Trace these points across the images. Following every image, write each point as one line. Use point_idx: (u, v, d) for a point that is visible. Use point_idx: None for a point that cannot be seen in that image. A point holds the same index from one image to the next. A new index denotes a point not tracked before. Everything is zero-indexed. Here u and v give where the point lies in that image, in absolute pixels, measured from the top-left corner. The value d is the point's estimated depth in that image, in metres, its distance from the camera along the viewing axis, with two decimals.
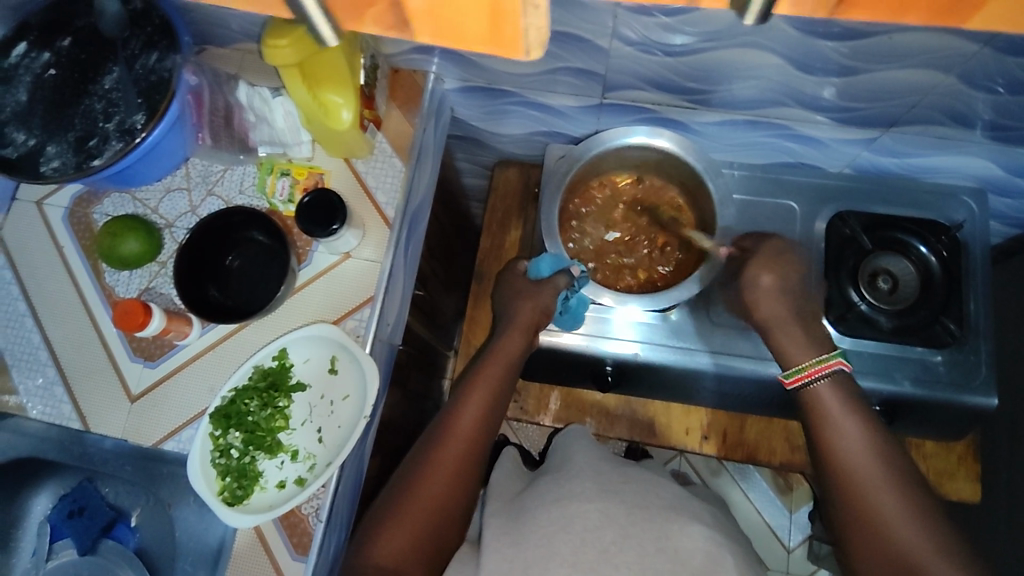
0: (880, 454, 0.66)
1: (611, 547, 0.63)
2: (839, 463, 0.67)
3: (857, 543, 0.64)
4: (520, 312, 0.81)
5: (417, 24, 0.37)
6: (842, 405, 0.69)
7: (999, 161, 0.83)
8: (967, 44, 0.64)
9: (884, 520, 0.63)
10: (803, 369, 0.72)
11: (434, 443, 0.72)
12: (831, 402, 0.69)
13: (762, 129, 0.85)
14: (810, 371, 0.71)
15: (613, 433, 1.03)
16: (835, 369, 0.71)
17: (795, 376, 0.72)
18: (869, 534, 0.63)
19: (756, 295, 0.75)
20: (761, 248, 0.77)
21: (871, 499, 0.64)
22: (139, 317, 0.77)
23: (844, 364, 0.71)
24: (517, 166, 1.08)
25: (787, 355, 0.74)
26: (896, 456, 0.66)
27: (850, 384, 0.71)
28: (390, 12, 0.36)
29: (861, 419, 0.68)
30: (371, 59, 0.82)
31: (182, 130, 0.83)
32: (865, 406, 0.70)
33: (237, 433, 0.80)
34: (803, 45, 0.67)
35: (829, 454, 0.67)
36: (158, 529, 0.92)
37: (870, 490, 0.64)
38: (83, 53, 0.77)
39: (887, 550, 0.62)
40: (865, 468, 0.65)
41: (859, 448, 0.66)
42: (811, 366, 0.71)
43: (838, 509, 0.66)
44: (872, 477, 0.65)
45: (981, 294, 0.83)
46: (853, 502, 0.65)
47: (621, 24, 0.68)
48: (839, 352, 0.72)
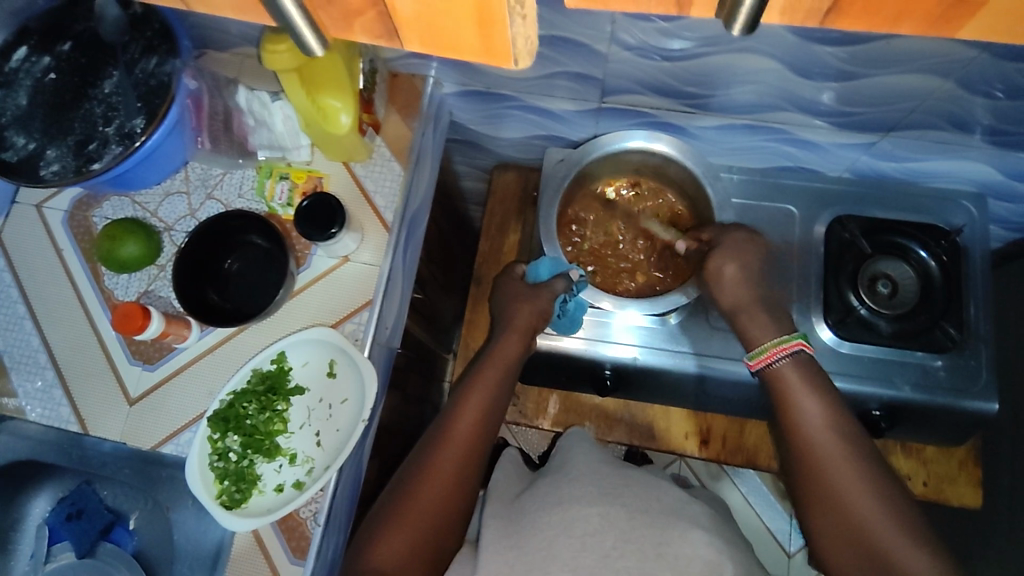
0: (847, 442, 0.66)
1: (612, 552, 0.62)
2: (808, 453, 0.66)
3: (826, 529, 0.65)
4: (516, 315, 0.80)
5: (406, 32, 0.37)
6: (806, 391, 0.68)
7: (999, 165, 0.83)
8: (965, 50, 0.63)
9: (852, 508, 0.63)
10: (767, 349, 0.71)
11: (431, 447, 0.72)
12: (797, 389, 0.69)
13: (762, 133, 0.85)
14: (773, 351, 0.70)
15: (612, 437, 1.02)
16: (798, 350, 0.70)
17: (760, 356, 0.71)
18: (837, 522, 0.64)
19: (722, 284, 0.75)
20: (725, 238, 0.77)
21: (837, 487, 0.64)
22: (137, 321, 0.77)
23: (804, 345, 0.70)
24: (516, 170, 1.08)
25: (752, 337, 0.73)
26: (861, 444, 0.66)
27: (813, 365, 0.70)
28: (378, 21, 0.36)
29: (827, 406, 0.67)
30: (369, 64, 0.82)
31: (182, 134, 0.83)
32: (831, 391, 0.69)
33: (236, 437, 0.80)
34: (802, 51, 0.67)
35: (797, 442, 0.67)
36: (156, 532, 0.92)
37: (837, 478, 0.64)
38: (83, 57, 0.78)
39: (855, 537, 0.62)
40: (832, 458, 0.65)
41: (825, 436, 0.66)
42: (773, 347, 0.70)
43: (807, 496, 0.66)
44: (839, 466, 0.65)
45: (982, 298, 0.83)
46: (820, 490, 0.65)
47: (619, 29, 0.68)
48: (800, 333, 0.71)
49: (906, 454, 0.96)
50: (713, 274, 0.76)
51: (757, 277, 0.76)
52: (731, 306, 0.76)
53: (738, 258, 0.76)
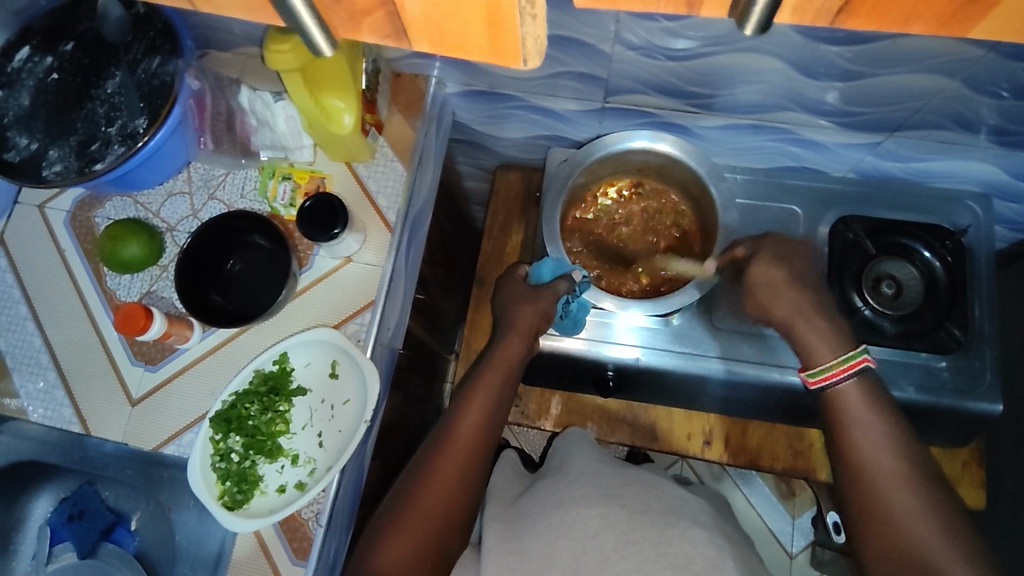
0: (898, 449, 0.64)
1: (612, 554, 0.62)
2: (854, 458, 0.65)
3: (870, 540, 0.62)
4: (520, 316, 0.80)
5: (415, 33, 0.37)
6: (859, 396, 0.67)
7: (1004, 166, 0.82)
8: (972, 49, 0.63)
9: (896, 515, 0.61)
10: (827, 369, 0.69)
11: (435, 449, 0.72)
12: (850, 393, 0.67)
13: (766, 133, 0.85)
14: (834, 371, 0.68)
15: (614, 438, 1.02)
16: (862, 367, 0.68)
17: (819, 376, 0.69)
18: (879, 530, 0.61)
19: (771, 291, 0.73)
20: (762, 247, 0.76)
21: (884, 492, 0.62)
22: (140, 321, 0.77)
23: (868, 361, 0.68)
24: (519, 170, 1.08)
25: (811, 352, 0.71)
26: (913, 453, 0.64)
27: (875, 381, 0.68)
28: (388, 21, 0.36)
29: (881, 412, 0.66)
30: (372, 64, 0.82)
31: (184, 134, 0.82)
32: (888, 402, 0.67)
33: (238, 438, 0.80)
34: (808, 50, 0.67)
35: (846, 448, 0.66)
36: (157, 533, 0.92)
37: (884, 484, 0.62)
38: (85, 58, 0.78)
39: (899, 547, 0.60)
40: (883, 465, 0.63)
41: (876, 441, 0.64)
42: (836, 367, 0.68)
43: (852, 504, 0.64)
44: (887, 473, 0.63)
45: (987, 298, 0.83)
46: (865, 495, 0.63)
47: (623, 29, 0.68)
48: (864, 349, 0.68)
49: None
50: (759, 280, 0.74)
51: (805, 275, 0.74)
52: None
53: (784, 263, 0.74)
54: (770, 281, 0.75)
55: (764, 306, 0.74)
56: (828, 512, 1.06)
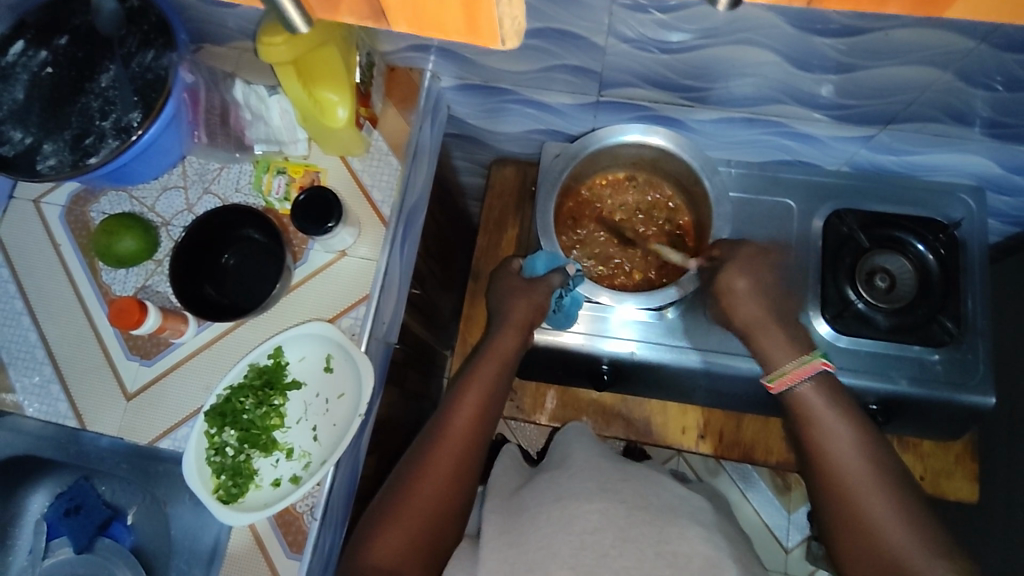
0: (870, 456, 0.66)
1: (611, 551, 0.62)
2: (827, 467, 0.66)
3: (849, 545, 0.63)
4: (515, 309, 0.80)
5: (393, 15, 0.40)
6: (825, 403, 0.68)
7: (998, 159, 0.82)
8: (964, 40, 0.63)
9: (873, 522, 0.62)
10: (784, 374, 0.71)
11: (429, 443, 0.72)
12: (813, 399, 0.69)
13: (760, 126, 0.85)
14: (794, 373, 0.70)
15: (610, 432, 1.02)
16: (818, 370, 0.70)
17: (778, 380, 0.71)
18: (854, 537, 0.63)
19: (744, 297, 0.73)
20: (737, 252, 0.75)
21: (859, 500, 0.64)
22: (134, 314, 0.77)
23: (825, 365, 0.70)
24: (515, 165, 1.08)
25: (769, 357, 0.72)
26: (884, 461, 0.65)
27: (834, 382, 0.70)
28: (366, 6, 0.39)
29: (851, 420, 0.67)
30: (366, 57, 0.82)
31: (179, 129, 0.82)
32: (853, 405, 0.69)
33: (232, 432, 0.80)
34: (800, 42, 0.67)
35: (822, 451, 0.67)
36: (153, 528, 0.92)
37: (858, 492, 0.64)
38: (80, 52, 0.77)
39: (877, 549, 0.62)
40: (856, 474, 0.65)
41: (846, 449, 0.66)
42: (793, 370, 0.70)
43: (829, 512, 0.65)
44: (860, 477, 0.65)
45: (980, 292, 0.83)
46: (841, 503, 0.65)
47: (617, 22, 0.68)
48: (819, 353, 0.70)
49: (904, 449, 0.95)
50: (724, 290, 0.74)
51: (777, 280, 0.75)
52: (729, 284, 0.74)
53: (751, 273, 0.74)
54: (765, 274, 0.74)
55: (727, 312, 0.75)
56: None
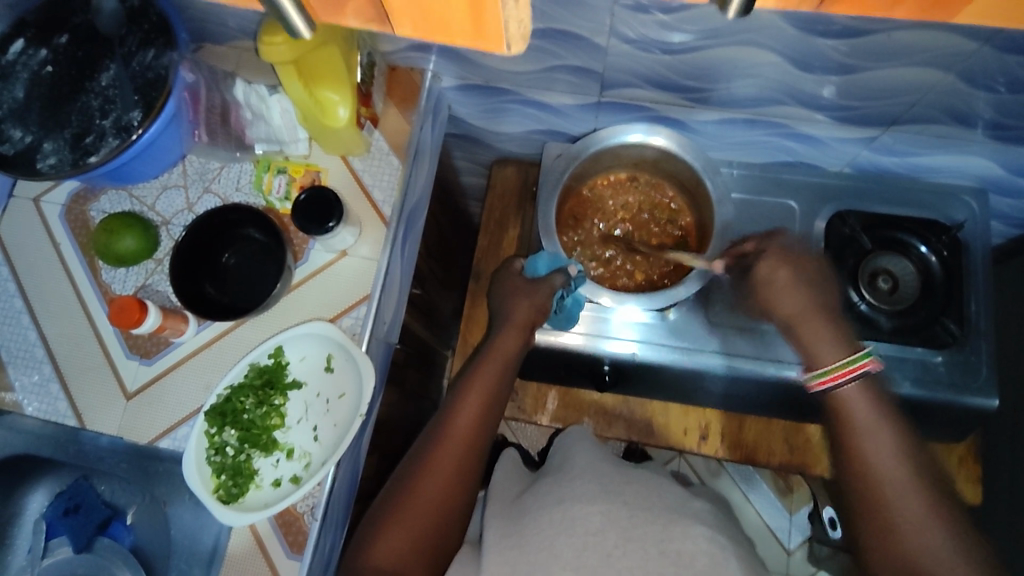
0: (908, 458, 0.64)
1: (614, 551, 0.62)
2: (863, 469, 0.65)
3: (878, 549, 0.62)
4: (516, 309, 0.80)
5: (398, 18, 0.39)
6: (864, 400, 0.67)
7: (1000, 161, 0.82)
8: (967, 42, 0.63)
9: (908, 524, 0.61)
10: (830, 371, 0.69)
11: (430, 444, 0.72)
12: (856, 398, 0.67)
13: (762, 127, 0.85)
14: (837, 373, 0.68)
15: (610, 433, 1.02)
16: (867, 369, 0.67)
17: (823, 378, 0.69)
18: (887, 540, 0.62)
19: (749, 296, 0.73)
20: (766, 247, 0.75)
21: (895, 501, 0.63)
22: (134, 314, 0.77)
23: (870, 365, 0.67)
24: (515, 165, 1.08)
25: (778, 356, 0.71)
26: (920, 462, 0.64)
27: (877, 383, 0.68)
28: (370, 8, 0.38)
29: (891, 420, 0.66)
30: (367, 57, 0.82)
31: (179, 128, 0.82)
32: (893, 405, 0.68)
33: (233, 431, 0.79)
34: (803, 44, 0.67)
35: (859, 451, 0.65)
36: (153, 527, 0.92)
37: (891, 493, 0.63)
38: (80, 51, 0.77)
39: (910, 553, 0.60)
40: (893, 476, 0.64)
41: (883, 448, 0.65)
42: (839, 369, 0.68)
43: (860, 511, 0.64)
44: (899, 478, 0.63)
45: (983, 294, 0.82)
46: (872, 505, 0.63)
47: (619, 22, 0.68)
48: (865, 352, 0.68)
49: None
50: (764, 280, 0.73)
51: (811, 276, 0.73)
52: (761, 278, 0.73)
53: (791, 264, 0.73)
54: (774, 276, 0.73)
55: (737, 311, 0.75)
56: (821, 509, 1.21)
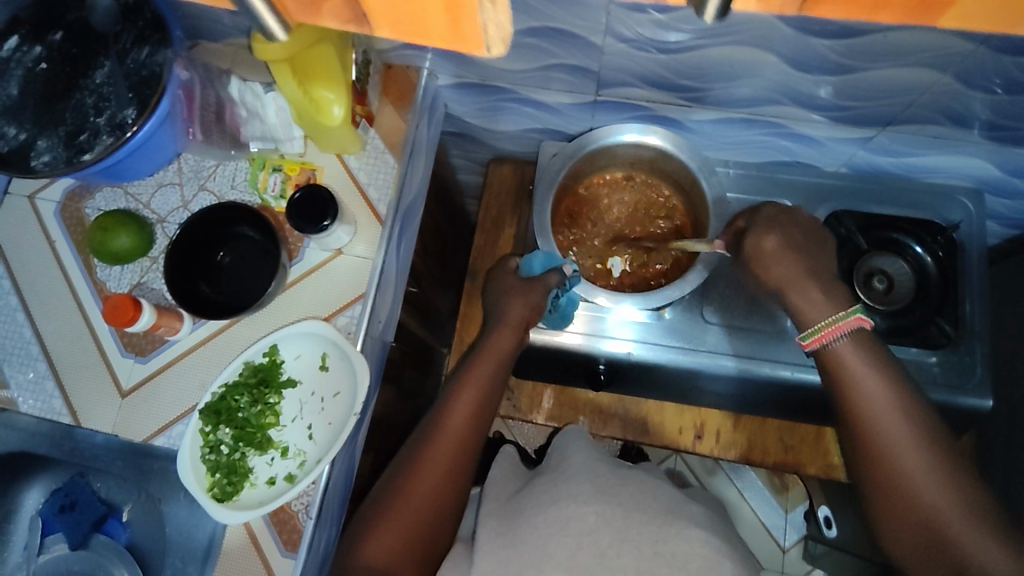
0: (908, 418, 0.63)
1: (608, 551, 0.62)
2: (865, 432, 0.64)
3: (888, 508, 0.63)
4: (511, 308, 0.80)
5: (376, 18, 0.38)
6: (873, 382, 0.65)
7: (996, 161, 0.82)
8: (963, 43, 0.63)
9: (912, 484, 0.61)
10: (819, 330, 0.67)
11: (424, 442, 0.72)
12: (851, 358, 0.66)
13: (759, 127, 0.85)
14: (826, 331, 0.67)
15: (606, 432, 1.02)
16: (854, 327, 0.66)
17: (812, 337, 0.68)
18: (895, 500, 0.62)
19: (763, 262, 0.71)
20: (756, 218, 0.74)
21: (897, 461, 0.62)
22: (128, 312, 0.77)
23: (863, 321, 0.67)
24: (512, 163, 1.08)
25: None
26: (937, 441, 0.62)
27: (871, 339, 0.67)
28: (348, 9, 0.37)
29: (888, 380, 0.65)
30: (362, 55, 0.82)
31: (173, 126, 0.82)
32: (889, 360, 0.66)
33: (227, 430, 0.79)
34: (799, 44, 0.66)
35: (861, 415, 0.64)
36: (149, 525, 0.92)
37: (903, 459, 0.62)
38: (74, 48, 0.77)
39: (917, 511, 0.61)
40: (896, 437, 0.63)
41: (893, 421, 0.63)
42: (827, 327, 0.67)
43: (865, 471, 0.64)
44: (901, 440, 0.62)
45: (978, 295, 0.83)
46: (881, 469, 0.63)
47: (615, 21, 0.68)
48: (857, 308, 0.67)
49: None
50: (755, 251, 0.72)
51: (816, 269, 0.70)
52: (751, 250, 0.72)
53: (778, 230, 0.72)
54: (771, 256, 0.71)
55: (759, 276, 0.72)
56: (817, 507, 1.21)
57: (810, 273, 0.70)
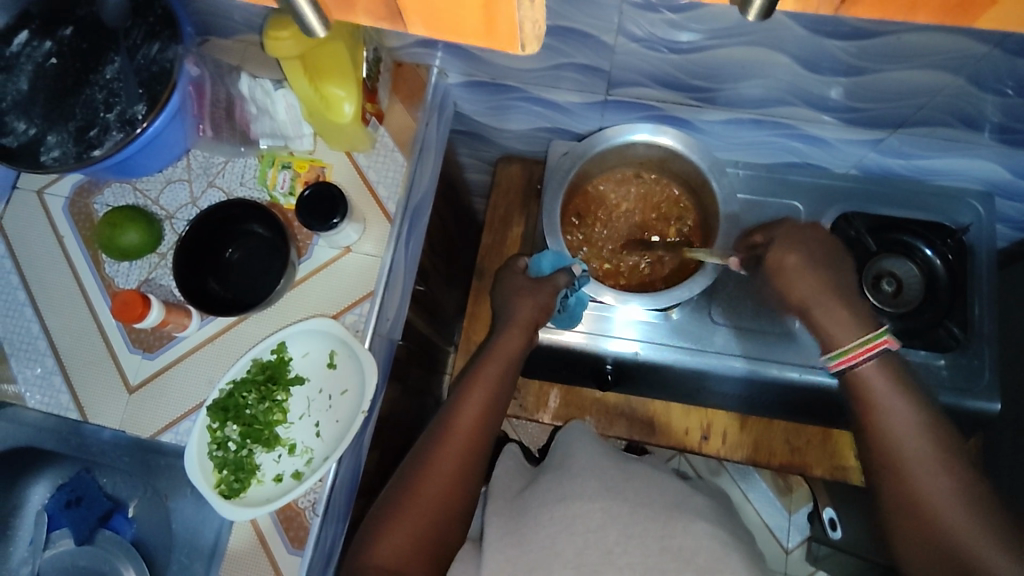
0: (937, 446, 0.62)
1: (615, 548, 0.62)
2: (891, 457, 0.63)
3: (911, 539, 0.62)
4: (519, 308, 0.80)
5: (409, 16, 0.39)
6: (896, 396, 0.64)
7: (1006, 164, 0.82)
8: (976, 45, 0.63)
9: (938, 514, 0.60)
10: (849, 350, 0.66)
11: (433, 442, 0.72)
12: (879, 382, 0.65)
13: (769, 128, 0.85)
14: (855, 353, 0.66)
15: (612, 432, 1.02)
16: (882, 348, 0.65)
17: (840, 359, 0.67)
18: (918, 530, 0.61)
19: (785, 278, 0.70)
20: (776, 234, 0.72)
21: (923, 488, 0.61)
22: (137, 308, 0.77)
23: (891, 342, 0.65)
24: (520, 162, 1.08)
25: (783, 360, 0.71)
26: (958, 454, 0.62)
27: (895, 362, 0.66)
28: (383, 7, 0.38)
29: (916, 405, 0.64)
30: (374, 53, 0.81)
31: (183, 122, 0.82)
32: (916, 385, 0.66)
33: (235, 426, 0.80)
34: (811, 45, 0.66)
35: (887, 442, 0.64)
36: (155, 520, 0.92)
37: (930, 488, 0.61)
38: (85, 43, 0.77)
39: (940, 542, 0.60)
40: (922, 463, 0.62)
41: (921, 448, 0.62)
42: (856, 348, 0.66)
43: (888, 499, 0.64)
44: (926, 468, 0.62)
45: (986, 298, 0.82)
46: (908, 500, 0.62)
47: (626, 20, 0.68)
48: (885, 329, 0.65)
49: None
50: (775, 269, 0.71)
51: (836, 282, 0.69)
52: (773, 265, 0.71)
53: (800, 249, 0.70)
54: (794, 274, 0.69)
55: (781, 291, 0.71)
56: (821, 508, 1.21)
57: (834, 288, 0.68)
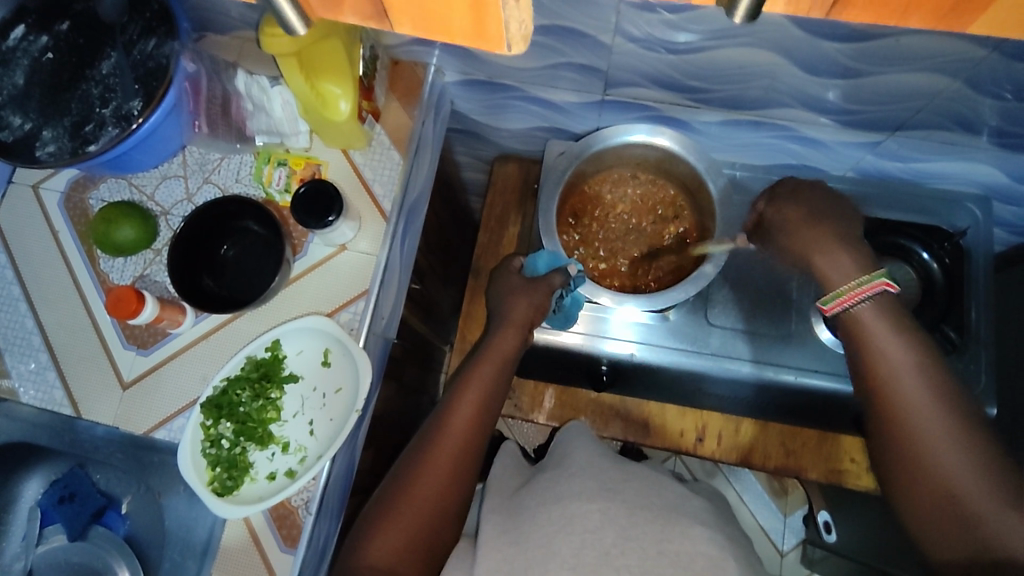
0: (932, 387, 0.60)
1: (612, 550, 0.62)
2: (886, 398, 0.62)
3: (906, 483, 0.60)
4: (514, 308, 0.80)
5: (396, 16, 0.39)
6: (891, 337, 0.63)
7: (1004, 168, 0.82)
8: (974, 49, 0.62)
9: (932, 457, 0.58)
10: (844, 292, 0.65)
11: (427, 442, 0.71)
12: (873, 321, 0.63)
13: (766, 130, 0.85)
14: (851, 294, 0.64)
15: (608, 433, 1.02)
16: (879, 290, 0.64)
17: (834, 301, 0.65)
18: (911, 473, 0.60)
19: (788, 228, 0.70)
20: (781, 194, 0.72)
21: (917, 430, 0.59)
22: (131, 305, 0.77)
23: (888, 286, 0.64)
24: (517, 162, 1.08)
25: None
26: (955, 396, 0.60)
27: (894, 306, 0.64)
28: (369, 7, 0.38)
29: (911, 345, 0.62)
30: (370, 50, 0.81)
31: (178, 118, 0.81)
32: (913, 325, 0.64)
33: (228, 424, 0.79)
34: (809, 47, 0.66)
35: (882, 383, 0.62)
36: (149, 517, 0.92)
37: (924, 430, 0.59)
38: (81, 38, 0.76)
39: (936, 486, 0.58)
40: (917, 404, 0.60)
41: (917, 390, 0.60)
42: (852, 290, 0.64)
43: (883, 442, 0.62)
44: (921, 410, 0.60)
45: (983, 303, 0.82)
46: (902, 444, 0.60)
47: (624, 21, 0.67)
48: (883, 273, 0.64)
49: None
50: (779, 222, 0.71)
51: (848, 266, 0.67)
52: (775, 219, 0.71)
53: (804, 202, 0.70)
54: (796, 226, 0.69)
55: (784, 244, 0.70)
56: (817, 511, 1.21)
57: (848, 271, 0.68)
